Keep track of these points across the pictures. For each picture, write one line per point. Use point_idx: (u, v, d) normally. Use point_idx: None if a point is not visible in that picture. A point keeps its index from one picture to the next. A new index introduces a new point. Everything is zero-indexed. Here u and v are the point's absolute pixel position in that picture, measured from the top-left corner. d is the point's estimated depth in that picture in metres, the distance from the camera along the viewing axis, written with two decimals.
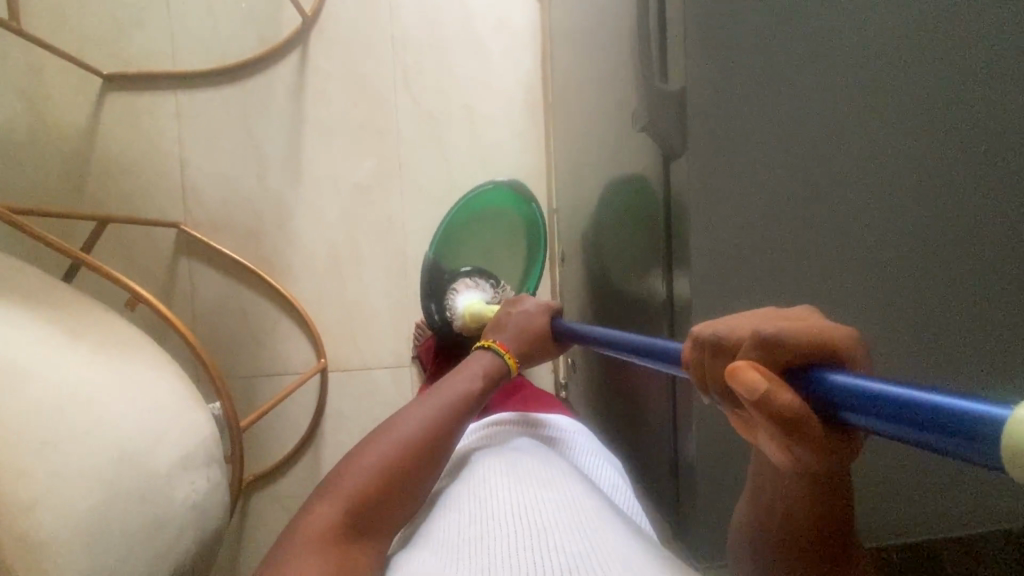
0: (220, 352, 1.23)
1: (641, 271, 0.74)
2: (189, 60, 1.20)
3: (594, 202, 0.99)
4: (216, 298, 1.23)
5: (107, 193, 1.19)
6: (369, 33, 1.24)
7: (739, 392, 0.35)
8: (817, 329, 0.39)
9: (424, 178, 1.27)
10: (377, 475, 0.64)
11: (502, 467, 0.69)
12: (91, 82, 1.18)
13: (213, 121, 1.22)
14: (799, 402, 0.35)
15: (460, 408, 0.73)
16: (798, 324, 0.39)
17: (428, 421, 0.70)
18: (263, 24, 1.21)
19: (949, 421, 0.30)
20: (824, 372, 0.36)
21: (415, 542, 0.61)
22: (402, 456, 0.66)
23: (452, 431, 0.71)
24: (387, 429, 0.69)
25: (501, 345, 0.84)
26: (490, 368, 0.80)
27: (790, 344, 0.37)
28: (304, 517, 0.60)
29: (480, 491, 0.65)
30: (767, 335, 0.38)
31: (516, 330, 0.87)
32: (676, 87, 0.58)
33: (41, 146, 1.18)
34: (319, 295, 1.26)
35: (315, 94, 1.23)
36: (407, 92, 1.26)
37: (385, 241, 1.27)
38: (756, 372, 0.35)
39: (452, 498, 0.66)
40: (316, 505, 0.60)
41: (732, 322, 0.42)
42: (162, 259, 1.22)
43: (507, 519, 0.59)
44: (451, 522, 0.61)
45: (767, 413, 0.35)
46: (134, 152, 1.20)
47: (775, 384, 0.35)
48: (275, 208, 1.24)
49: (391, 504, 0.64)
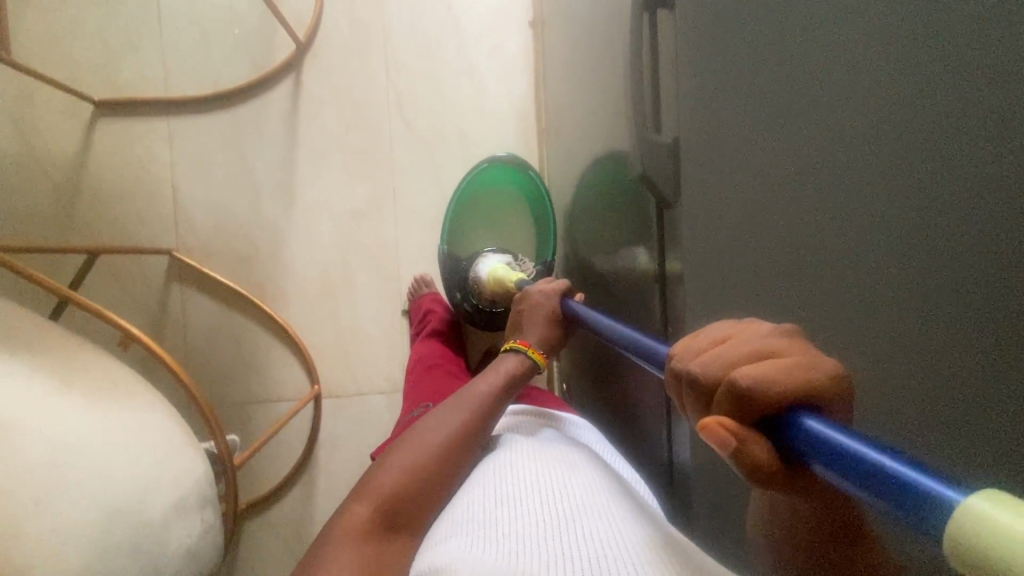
0: (213, 380, 1.22)
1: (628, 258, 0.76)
2: (182, 85, 1.19)
3: (585, 214, 1.01)
4: (207, 325, 1.22)
5: (96, 221, 1.18)
6: (363, 59, 1.24)
7: (710, 445, 0.38)
8: (794, 367, 0.38)
9: (419, 201, 1.27)
10: (404, 477, 0.69)
11: (529, 451, 0.73)
12: (82, 109, 1.17)
13: (206, 147, 1.21)
14: (766, 453, 0.37)
15: (479, 413, 0.79)
16: (774, 361, 0.39)
17: (455, 422, 0.76)
18: (257, 50, 1.21)
19: (904, 492, 0.30)
20: (800, 419, 0.37)
21: (445, 518, 0.66)
22: (424, 460, 0.72)
23: (472, 434, 0.77)
24: (418, 431, 0.76)
25: (522, 341, 0.93)
26: (514, 364, 0.88)
27: (765, 396, 0.37)
28: (339, 518, 0.65)
29: (507, 472, 0.69)
30: (742, 384, 0.38)
31: (534, 324, 0.95)
32: (668, 137, 0.56)
33: (30, 173, 1.16)
34: (313, 320, 1.25)
35: (308, 119, 1.23)
36: (401, 117, 1.26)
37: (380, 265, 1.27)
38: (722, 430, 0.37)
39: (477, 478, 0.71)
40: (349, 506, 0.66)
41: (710, 352, 0.41)
42: (154, 286, 1.21)
43: (534, 500, 0.63)
44: (478, 497, 0.65)
45: (739, 463, 0.38)
46: (126, 178, 1.19)
47: (746, 441, 0.37)
48: (269, 234, 1.23)
49: (420, 501, 0.69)
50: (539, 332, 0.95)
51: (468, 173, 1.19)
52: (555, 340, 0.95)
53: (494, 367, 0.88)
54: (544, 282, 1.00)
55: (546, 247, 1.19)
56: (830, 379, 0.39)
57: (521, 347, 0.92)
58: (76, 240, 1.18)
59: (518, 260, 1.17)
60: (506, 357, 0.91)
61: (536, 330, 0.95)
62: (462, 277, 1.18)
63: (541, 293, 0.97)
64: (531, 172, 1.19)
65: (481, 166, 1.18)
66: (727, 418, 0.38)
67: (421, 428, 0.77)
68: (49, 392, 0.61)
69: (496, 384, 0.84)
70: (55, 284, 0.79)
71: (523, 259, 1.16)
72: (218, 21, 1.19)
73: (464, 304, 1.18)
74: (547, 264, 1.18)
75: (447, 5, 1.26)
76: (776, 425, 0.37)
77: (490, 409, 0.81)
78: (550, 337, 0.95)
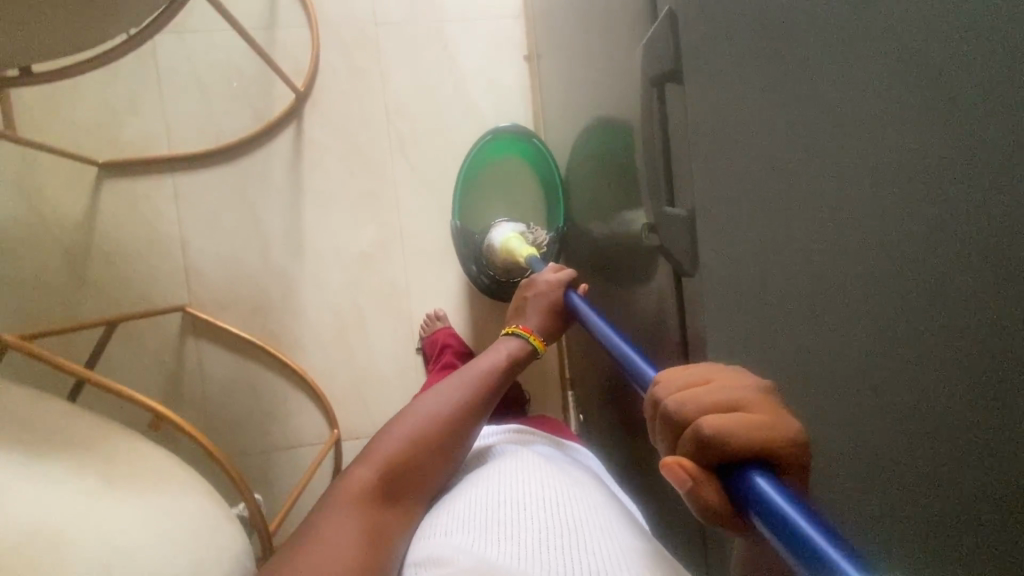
0: (233, 430, 1.24)
1: (625, 220, 0.82)
2: (184, 141, 1.20)
3: (581, 193, 1.06)
4: (224, 377, 1.23)
5: (108, 282, 1.19)
6: (363, 102, 1.25)
7: (670, 481, 0.47)
8: (757, 427, 0.46)
9: (426, 239, 1.28)
10: (404, 447, 0.79)
11: (533, 462, 0.81)
12: (87, 172, 1.18)
13: (212, 201, 1.22)
14: (717, 497, 0.47)
15: (475, 395, 0.88)
16: (741, 417, 0.46)
17: (451, 403, 0.85)
18: (258, 101, 1.22)
19: (819, 560, 0.40)
20: (755, 477, 0.45)
21: (446, 508, 0.75)
22: (424, 433, 0.81)
23: (468, 413, 0.85)
24: (418, 404, 0.85)
25: (523, 327, 0.97)
26: (516, 348, 0.95)
27: (725, 448, 0.46)
28: (345, 479, 0.76)
29: (512, 476, 0.77)
30: (706, 434, 0.46)
31: (537, 311, 0.99)
32: (683, 209, 0.58)
33: (39, 238, 1.17)
34: (328, 365, 1.26)
35: (312, 167, 1.24)
36: (403, 157, 1.27)
37: (392, 305, 1.28)
38: (681, 472, 0.46)
39: (481, 475, 0.79)
40: (354, 469, 0.77)
41: (688, 395, 0.49)
42: (170, 342, 1.21)
43: (537, 507, 0.70)
44: (482, 495, 0.73)
45: (694, 501, 0.47)
46: (135, 236, 1.20)
47: (698, 482, 0.47)
48: (280, 282, 1.24)
49: (418, 471, 0.79)
50: (540, 318, 0.99)
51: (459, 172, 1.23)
52: (555, 328, 0.99)
53: (495, 349, 0.94)
54: (552, 268, 1.03)
55: (556, 211, 1.19)
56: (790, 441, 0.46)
57: (523, 333, 0.97)
58: (89, 302, 1.18)
59: (531, 229, 1.21)
60: (507, 339, 0.97)
61: (538, 317, 0.99)
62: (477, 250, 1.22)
63: (547, 283, 1.00)
64: (535, 138, 1.21)
65: (484, 137, 1.23)
66: (689, 462, 0.47)
67: (420, 401, 0.85)
68: (85, 497, 0.62)
69: (496, 364, 0.92)
70: (72, 365, 0.78)
71: (535, 228, 1.20)
72: (218, 76, 1.20)
73: (480, 277, 1.22)
74: (560, 231, 1.20)
75: (443, 44, 1.27)
76: (730, 478, 0.46)
77: (486, 391, 0.89)
78: (552, 327, 0.99)
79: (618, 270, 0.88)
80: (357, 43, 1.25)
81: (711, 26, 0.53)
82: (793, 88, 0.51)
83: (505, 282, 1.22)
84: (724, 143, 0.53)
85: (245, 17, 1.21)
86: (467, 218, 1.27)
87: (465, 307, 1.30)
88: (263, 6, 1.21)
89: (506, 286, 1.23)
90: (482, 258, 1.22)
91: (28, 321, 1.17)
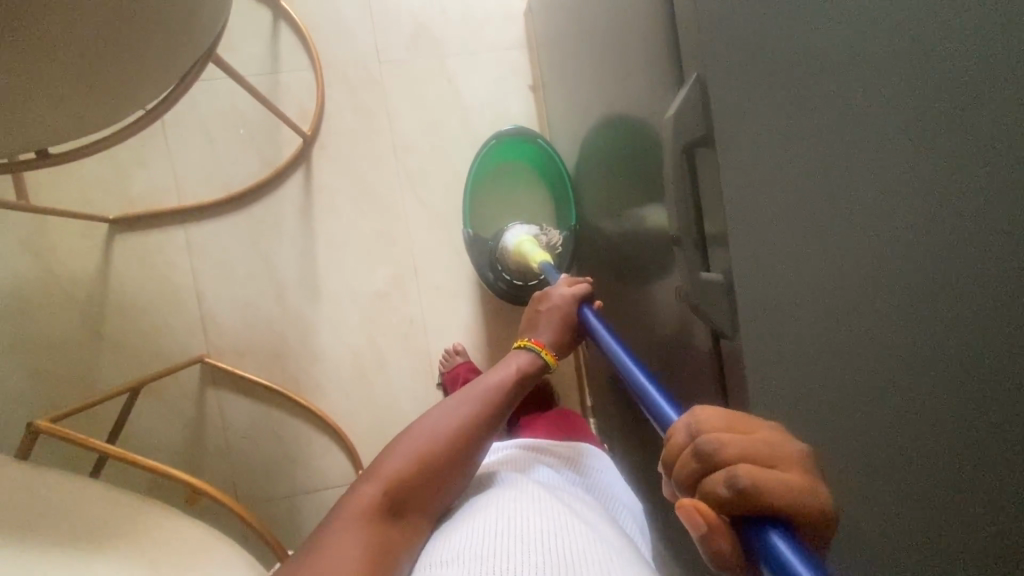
0: (259, 478, 1.23)
1: (637, 219, 0.81)
2: (194, 192, 1.19)
3: (591, 192, 1.03)
4: (247, 425, 1.23)
5: (126, 338, 1.18)
6: (370, 143, 1.25)
7: (686, 523, 0.49)
8: (793, 490, 0.47)
9: (440, 275, 1.27)
10: (414, 462, 0.78)
11: (535, 491, 0.78)
12: (99, 229, 1.17)
13: (224, 251, 1.21)
14: (729, 546, 0.49)
15: (486, 407, 0.86)
16: (778, 476, 0.47)
17: (460, 420, 0.83)
18: (266, 148, 1.21)
19: None
20: (773, 535, 0.46)
21: (445, 538, 0.73)
22: (435, 447, 0.79)
23: (478, 431, 0.84)
24: (426, 419, 0.83)
25: (536, 342, 0.94)
26: (526, 363, 0.92)
27: (750, 500, 0.47)
28: (354, 494, 0.75)
29: (513, 504, 0.75)
30: (741, 484, 0.47)
31: (551, 326, 0.96)
32: (718, 272, 0.58)
33: (52, 299, 1.16)
34: (350, 406, 1.25)
35: (322, 209, 1.23)
36: (413, 194, 1.26)
37: (409, 343, 1.27)
38: (696, 515, 0.48)
39: (483, 500, 0.78)
40: (363, 483, 0.75)
41: (720, 437, 0.50)
42: (190, 393, 1.21)
43: (538, 534, 0.69)
44: (480, 526, 0.71)
45: (705, 545, 0.49)
46: (149, 291, 1.19)
47: (714, 528, 0.48)
48: (296, 327, 1.23)
49: (426, 487, 0.78)
50: (553, 333, 0.96)
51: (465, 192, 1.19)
52: (568, 342, 0.97)
53: (506, 361, 0.92)
54: (565, 281, 1.00)
55: (568, 211, 1.16)
56: (819, 509, 0.47)
57: (537, 348, 0.94)
58: (108, 359, 1.18)
59: (545, 230, 1.18)
60: (518, 353, 0.94)
61: (552, 330, 0.96)
62: (490, 254, 1.19)
63: (561, 297, 0.97)
64: (539, 139, 1.19)
65: (485, 145, 1.20)
66: (706, 506, 0.49)
67: (427, 417, 0.83)
68: None
69: (509, 375, 0.90)
70: (98, 444, 0.76)
71: (549, 230, 1.17)
72: (224, 124, 1.20)
73: (494, 281, 1.18)
74: (574, 229, 1.16)
75: (446, 80, 1.27)
76: (748, 530, 0.47)
77: (498, 402, 0.87)
78: (566, 341, 0.96)
79: (635, 275, 0.86)
80: (360, 83, 1.24)
81: (736, 103, 0.54)
82: (816, 164, 0.52)
83: (523, 286, 1.19)
84: (753, 214, 0.55)
85: (248, 64, 1.21)
86: (477, 224, 1.27)
87: (483, 341, 1.29)
88: (265, 53, 1.21)
89: (523, 290, 1.19)
90: (497, 261, 1.20)
91: (49, 382, 1.16)
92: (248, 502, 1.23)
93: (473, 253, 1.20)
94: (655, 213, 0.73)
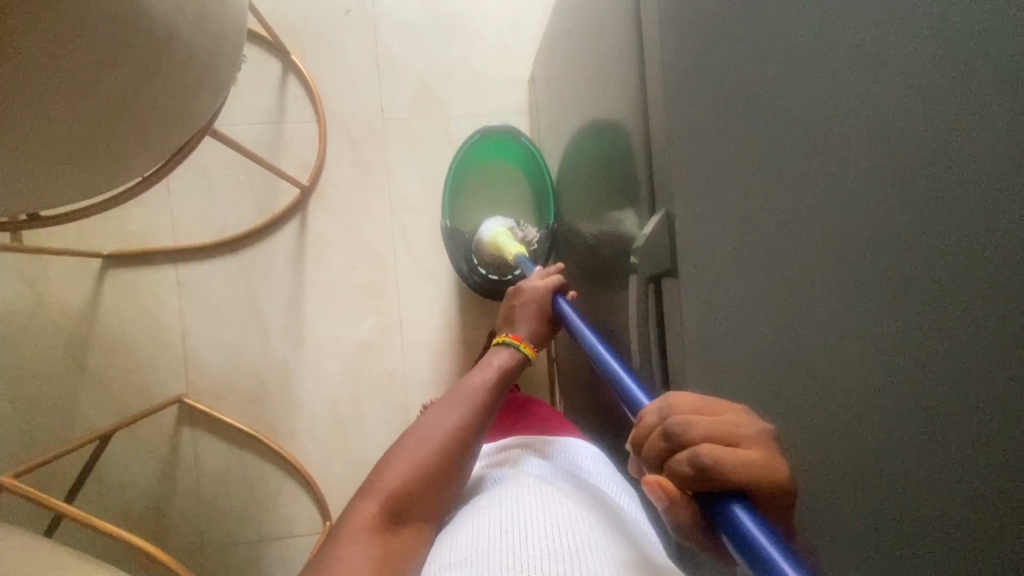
0: (226, 522, 1.22)
1: (613, 219, 0.77)
2: (188, 233, 1.22)
3: (573, 199, 1.02)
4: (218, 465, 1.22)
5: (108, 372, 1.19)
6: (366, 196, 1.27)
7: (648, 496, 0.51)
8: (753, 464, 0.47)
9: (425, 328, 1.28)
10: (412, 472, 0.70)
11: (538, 482, 0.67)
12: (92, 263, 1.19)
13: (213, 292, 1.22)
14: (689, 515, 0.50)
15: (478, 406, 0.78)
16: (742, 454, 0.48)
17: (453, 423, 0.75)
18: (264, 194, 1.24)
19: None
20: (728, 504, 0.46)
21: (447, 550, 0.61)
22: (429, 455, 0.71)
23: (473, 431, 0.76)
24: (418, 428, 0.75)
25: (514, 336, 0.87)
26: (508, 360, 0.84)
27: (710, 475, 0.47)
28: (350, 515, 0.66)
29: (516, 495, 0.65)
30: (702, 462, 0.47)
31: (529, 320, 0.88)
32: None
33: (39, 328, 1.18)
34: (324, 454, 1.25)
35: (314, 257, 1.25)
36: (405, 248, 1.28)
37: (388, 395, 1.27)
38: (656, 488, 0.51)
39: (486, 497, 0.68)
40: (360, 500, 0.67)
41: (686, 418, 0.49)
42: (165, 430, 1.21)
43: (545, 525, 0.58)
44: (481, 533, 0.60)
45: (668, 514, 0.52)
46: (135, 326, 1.20)
47: (675, 499, 0.50)
48: (277, 371, 1.24)
49: (428, 497, 0.69)
50: (532, 327, 0.89)
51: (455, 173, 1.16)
52: (547, 337, 0.90)
53: (488, 360, 0.84)
54: (540, 274, 0.93)
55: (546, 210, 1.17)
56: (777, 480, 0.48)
57: (516, 343, 0.86)
58: (88, 393, 1.19)
59: (522, 226, 1.19)
60: (497, 350, 0.87)
61: (531, 324, 0.89)
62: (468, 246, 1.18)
63: (535, 289, 0.90)
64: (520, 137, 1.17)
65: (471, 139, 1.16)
66: (666, 480, 0.51)
67: (420, 425, 0.75)
68: None
69: (492, 375, 0.82)
70: (45, 498, 0.82)
71: (525, 226, 1.17)
72: (225, 169, 1.23)
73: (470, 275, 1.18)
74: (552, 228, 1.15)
75: (447, 140, 1.29)
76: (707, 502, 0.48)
77: (488, 403, 0.79)
78: (545, 336, 0.90)
79: (608, 274, 0.81)
80: (361, 138, 1.27)
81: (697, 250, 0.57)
82: None
83: (497, 279, 1.19)
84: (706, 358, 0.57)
85: (253, 114, 1.24)
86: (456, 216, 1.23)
87: None
88: (270, 105, 1.24)
89: (499, 285, 1.19)
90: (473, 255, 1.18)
91: (27, 412, 1.17)
92: (212, 546, 1.22)
93: (451, 243, 1.19)
94: (628, 218, 0.69)
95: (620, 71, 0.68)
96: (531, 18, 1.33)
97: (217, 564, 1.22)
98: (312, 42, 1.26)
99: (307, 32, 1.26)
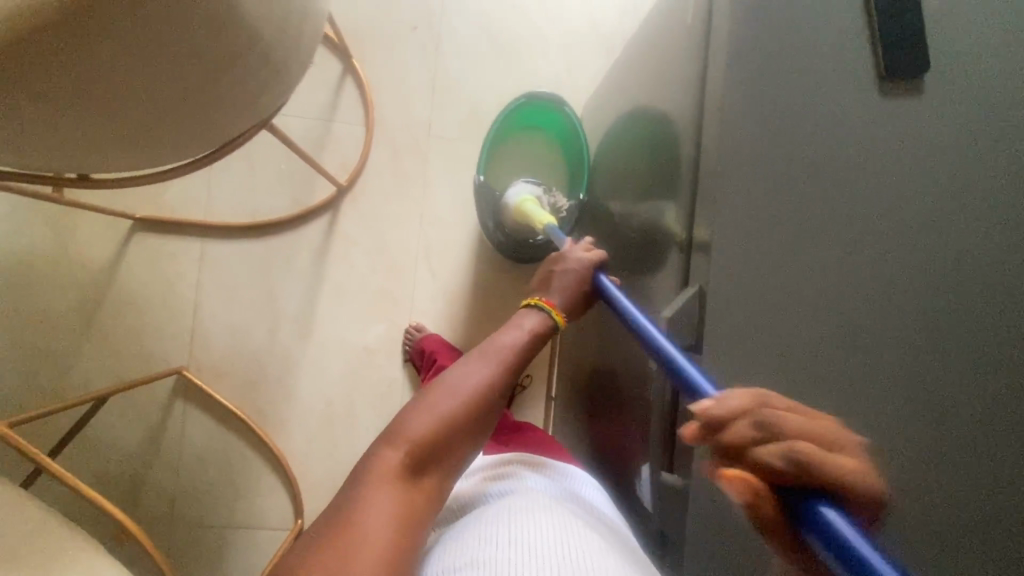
0: (198, 503, 1.21)
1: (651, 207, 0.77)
2: (221, 211, 1.24)
3: (611, 189, 0.99)
4: (203, 443, 1.22)
5: (114, 332, 1.20)
6: (399, 205, 1.29)
7: (732, 490, 0.49)
8: (846, 469, 0.48)
9: None
10: (437, 426, 0.65)
11: (546, 501, 0.66)
12: (122, 224, 1.21)
13: (233, 272, 1.24)
14: (770, 513, 0.48)
15: (507, 368, 0.73)
16: (831, 456, 0.48)
17: (483, 382, 0.70)
18: (301, 187, 1.26)
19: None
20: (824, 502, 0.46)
21: (448, 556, 0.60)
22: (456, 411, 0.67)
23: (499, 395, 0.71)
24: (444, 381, 0.70)
25: (548, 301, 0.80)
26: (538, 325, 0.78)
27: (807, 470, 0.47)
28: (370, 462, 0.62)
29: (522, 511, 0.63)
30: (799, 456, 0.47)
31: (564, 289, 0.81)
32: (678, 479, 0.60)
33: (57, 277, 1.19)
34: (307, 453, 1.24)
35: (337, 253, 1.26)
36: (427, 262, 1.29)
37: (383, 403, 1.27)
38: (742, 480, 0.49)
39: (490, 509, 0.66)
40: (381, 446, 0.63)
41: (781, 414, 0.49)
42: (158, 399, 1.22)
43: (551, 546, 0.57)
44: (489, 544, 0.58)
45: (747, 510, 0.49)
46: (150, 291, 1.21)
47: (758, 499, 0.48)
48: (279, 359, 1.24)
49: (449, 455, 0.66)
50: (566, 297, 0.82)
51: (502, 115, 1.16)
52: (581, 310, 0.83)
53: (519, 321, 0.78)
54: (583, 246, 0.86)
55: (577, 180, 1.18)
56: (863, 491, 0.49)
57: (547, 308, 0.79)
58: (90, 350, 1.19)
59: (550, 193, 1.17)
60: (527, 312, 0.80)
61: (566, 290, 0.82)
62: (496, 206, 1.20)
63: (578, 261, 0.83)
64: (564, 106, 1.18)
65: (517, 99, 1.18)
66: (751, 476, 0.49)
67: (446, 378, 0.70)
68: None
69: (523, 337, 0.76)
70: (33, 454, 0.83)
71: (555, 194, 1.16)
72: (268, 157, 1.25)
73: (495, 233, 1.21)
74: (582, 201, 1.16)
75: None
76: (797, 500, 0.46)
77: (517, 366, 0.74)
78: (578, 309, 0.83)
79: (640, 258, 0.81)
80: (405, 149, 1.30)
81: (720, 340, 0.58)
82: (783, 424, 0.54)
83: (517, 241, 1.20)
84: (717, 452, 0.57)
85: (305, 108, 1.27)
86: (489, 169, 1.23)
87: None
88: (323, 103, 1.27)
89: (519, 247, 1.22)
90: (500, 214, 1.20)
91: (28, 357, 1.17)
92: (180, 526, 1.20)
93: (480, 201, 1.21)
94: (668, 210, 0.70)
95: (676, 145, 0.70)
96: (588, 66, 1.36)
97: (180, 544, 1.20)
98: (375, 50, 1.30)
99: (372, 39, 1.30)
